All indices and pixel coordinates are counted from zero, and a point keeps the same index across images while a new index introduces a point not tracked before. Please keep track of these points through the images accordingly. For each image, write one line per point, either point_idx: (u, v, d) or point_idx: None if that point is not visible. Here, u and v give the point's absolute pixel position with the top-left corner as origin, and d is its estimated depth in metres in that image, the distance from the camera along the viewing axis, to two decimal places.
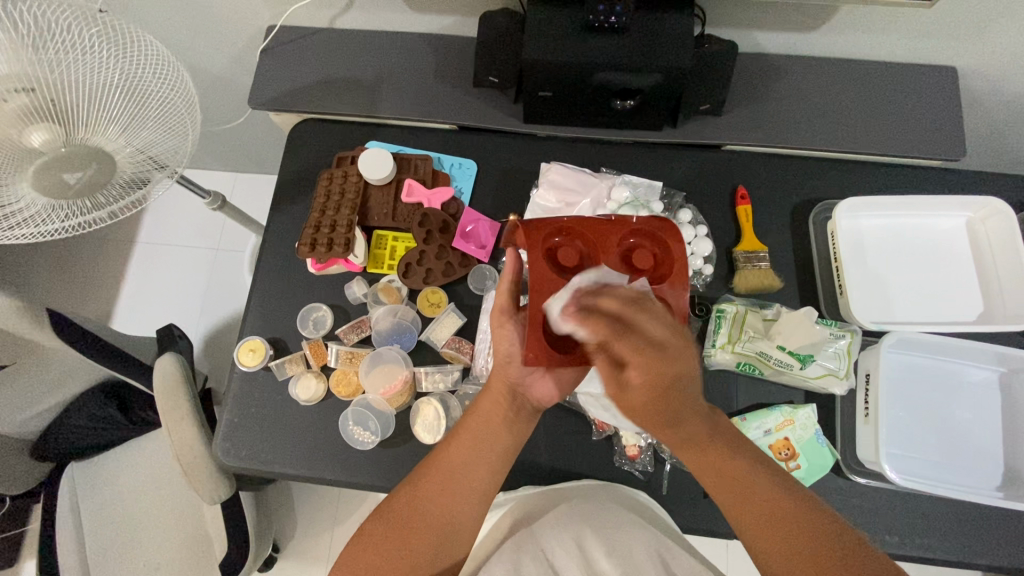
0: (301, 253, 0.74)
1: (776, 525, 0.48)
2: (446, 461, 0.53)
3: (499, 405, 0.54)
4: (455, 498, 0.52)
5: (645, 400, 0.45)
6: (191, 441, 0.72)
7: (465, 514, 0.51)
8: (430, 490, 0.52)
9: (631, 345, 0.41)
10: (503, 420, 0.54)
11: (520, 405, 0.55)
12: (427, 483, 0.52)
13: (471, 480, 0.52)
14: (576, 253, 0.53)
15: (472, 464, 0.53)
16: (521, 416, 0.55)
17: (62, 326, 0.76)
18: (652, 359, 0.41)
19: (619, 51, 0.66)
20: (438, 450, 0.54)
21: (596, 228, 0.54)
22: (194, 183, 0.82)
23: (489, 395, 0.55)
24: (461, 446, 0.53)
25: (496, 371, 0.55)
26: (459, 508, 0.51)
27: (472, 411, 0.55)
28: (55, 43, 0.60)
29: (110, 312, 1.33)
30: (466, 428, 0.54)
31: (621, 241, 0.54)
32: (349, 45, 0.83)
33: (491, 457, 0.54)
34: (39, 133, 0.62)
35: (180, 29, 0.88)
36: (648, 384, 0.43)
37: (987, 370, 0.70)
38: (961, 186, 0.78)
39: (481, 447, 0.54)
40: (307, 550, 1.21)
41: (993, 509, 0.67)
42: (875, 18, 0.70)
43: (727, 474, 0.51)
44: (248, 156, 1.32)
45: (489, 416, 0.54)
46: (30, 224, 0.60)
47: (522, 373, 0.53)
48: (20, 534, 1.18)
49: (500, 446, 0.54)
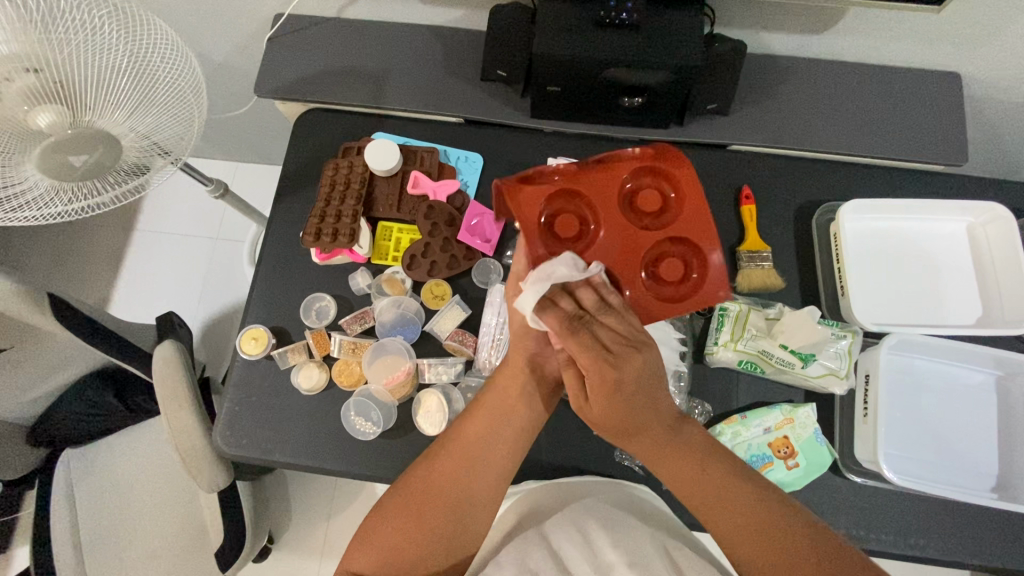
0: (305, 242, 0.75)
1: (740, 533, 0.48)
2: (462, 439, 0.52)
3: (519, 379, 0.54)
4: (473, 476, 0.51)
5: (602, 403, 0.47)
6: (191, 429, 0.72)
7: (482, 495, 0.51)
8: (448, 467, 0.51)
9: (576, 350, 0.45)
10: (521, 395, 0.53)
11: (540, 379, 0.54)
12: (444, 460, 0.52)
13: (489, 459, 0.52)
14: (579, 219, 0.53)
15: (490, 440, 0.52)
16: (540, 390, 0.54)
17: (62, 310, 0.75)
18: (598, 363, 0.45)
19: (628, 47, 0.66)
20: (455, 428, 0.54)
21: (593, 181, 0.53)
22: (198, 169, 0.82)
23: (507, 370, 0.54)
24: (480, 424, 0.53)
25: (514, 346, 0.54)
26: (478, 487, 0.51)
27: (491, 387, 0.54)
28: (63, 23, 0.59)
29: (106, 300, 1.32)
30: (485, 405, 0.53)
31: (622, 188, 0.53)
32: (357, 35, 0.83)
33: (512, 436, 0.53)
34: (46, 115, 0.60)
35: (186, 15, 0.88)
36: (599, 387, 0.46)
37: (984, 373, 0.71)
38: (962, 191, 0.79)
39: (498, 423, 0.53)
40: (301, 541, 1.21)
41: (987, 510, 0.68)
42: (881, 22, 0.71)
43: (694, 480, 0.50)
44: (250, 145, 1.32)
45: (507, 391, 0.53)
46: (31, 207, 0.62)
47: (539, 346, 0.54)
48: (13, 519, 1.17)
49: (519, 419, 0.53)
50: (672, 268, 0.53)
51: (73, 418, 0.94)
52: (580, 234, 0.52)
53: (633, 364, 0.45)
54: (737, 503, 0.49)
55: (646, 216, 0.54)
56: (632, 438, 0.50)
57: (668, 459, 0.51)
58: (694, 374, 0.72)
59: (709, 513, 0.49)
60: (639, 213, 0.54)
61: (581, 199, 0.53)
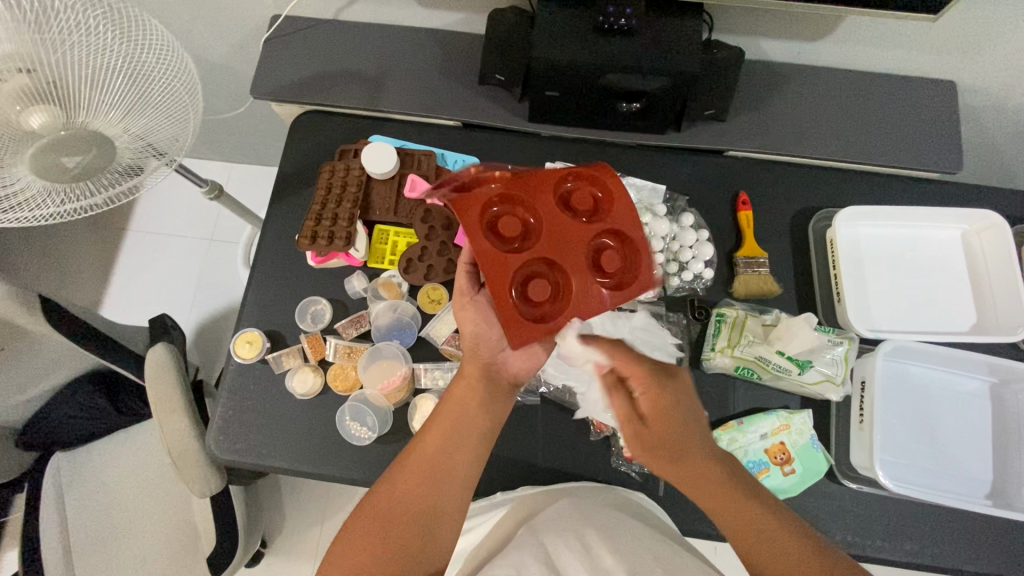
0: (301, 245, 0.74)
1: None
2: (424, 452, 0.52)
3: (473, 389, 0.54)
4: (438, 484, 0.50)
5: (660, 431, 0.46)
6: (182, 434, 0.71)
7: (450, 500, 0.50)
8: (411, 480, 0.50)
9: (626, 364, 0.47)
10: (479, 402, 0.53)
11: (495, 385, 0.54)
12: (408, 473, 0.51)
13: (453, 470, 0.51)
14: (518, 219, 0.52)
15: (452, 451, 0.52)
16: (496, 398, 0.54)
17: (53, 313, 0.74)
18: (653, 377, 0.46)
19: (628, 53, 0.66)
20: (416, 441, 0.53)
21: (529, 182, 0.52)
22: (193, 171, 0.81)
23: (461, 381, 0.54)
24: (440, 431, 0.52)
25: (467, 354, 0.55)
26: (443, 495, 0.50)
27: (447, 400, 0.54)
28: (56, 22, 0.58)
29: (98, 301, 1.31)
30: (444, 414, 0.53)
31: (557, 191, 0.53)
32: (356, 37, 0.82)
33: (473, 442, 0.52)
34: (40, 115, 0.60)
35: (182, 15, 0.87)
36: (655, 406, 0.46)
37: (978, 381, 0.72)
38: (956, 199, 0.79)
39: (459, 433, 0.52)
40: (295, 546, 1.20)
41: (981, 517, 0.68)
42: (877, 30, 0.71)
43: (747, 526, 0.46)
44: (245, 146, 1.31)
45: (464, 401, 0.53)
46: (24, 207, 0.60)
47: (494, 351, 0.54)
48: (0, 524, 1.15)
49: (479, 430, 0.53)
50: (614, 266, 0.52)
51: (64, 419, 0.93)
52: (520, 233, 0.51)
53: (681, 386, 0.47)
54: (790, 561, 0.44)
55: (581, 213, 0.53)
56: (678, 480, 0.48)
57: (720, 506, 0.47)
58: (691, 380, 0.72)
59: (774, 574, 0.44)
60: (576, 213, 0.53)
61: (520, 200, 0.52)
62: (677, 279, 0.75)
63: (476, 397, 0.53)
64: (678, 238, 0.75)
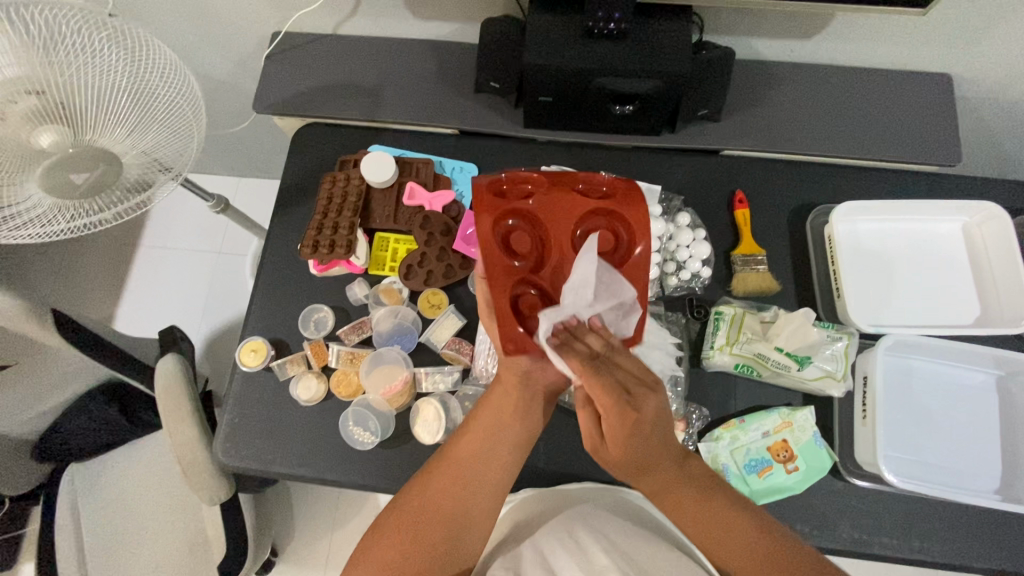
0: (303, 254, 0.75)
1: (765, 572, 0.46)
2: (456, 457, 0.52)
3: (511, 397, 0.53)
4: (470, 490, 0.51)
5: (621, 445, 0.48)
6: (192, 442, 0.72)
7: (480, 506, 0.51)
8: (442, 483, 0.51)
9: (599, 391, 0.46)
10: (516, 412, 0.53)
11: (534, 393, 0.54)
12: (439, 479, 0.52)
13: (485, 473, 0.52)
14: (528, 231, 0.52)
15: (485, 458, 0.52)
16: (534, 405, 0.54)
17: (64, 326, 0.76)
18: (619, 406, 0.46)
19: (619, 58, 0.67)
20: (449, 446, 0.54)
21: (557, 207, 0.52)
22: (200, 186, 0.83)
23: (501, 388, 0.54)
24: (474, 438, 0.53)
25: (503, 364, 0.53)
26: (474, 498, 0.51)
27: (485, 403, 0.55)
28: (64, 47, 0.61)
29: (112, 315, 1.33)
30: (478, 421, 0.54)
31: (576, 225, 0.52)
32: (353, 50, 0.84)
33: (507, 447, 0.53)
34: (49, 134, 0.63)
35: (186, 34, 0.90)
36: (618, 428, 0.47)
37: (984, 374, 0.71)
38: (956, 191, 0.79)
39: (494, 439, 0.53)
40: (305, 555, 1.21)
41: (992, 512, 0.67)
42: (867, 25, 0.72)
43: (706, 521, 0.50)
44: (252, 161, 1.34)
45: (501, 408, 0.53)
46: (35, 224, 0.62)
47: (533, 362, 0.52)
48: (18, 536, 1.18)
49: (515, 437, 0.54)
50: None
51: (76, 434, 0.94)
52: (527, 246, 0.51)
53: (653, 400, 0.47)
54: (739, 545, 0.48)
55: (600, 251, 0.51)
56: (645, 478, 0.52)
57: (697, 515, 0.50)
58: (691, 378, 0.72)
59: (715, 542, 0.49)
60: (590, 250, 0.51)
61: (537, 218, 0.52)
62: (675, 278, 0.75)
63: (516, 405, 0.53)
64: (675, 238, 0.76)
